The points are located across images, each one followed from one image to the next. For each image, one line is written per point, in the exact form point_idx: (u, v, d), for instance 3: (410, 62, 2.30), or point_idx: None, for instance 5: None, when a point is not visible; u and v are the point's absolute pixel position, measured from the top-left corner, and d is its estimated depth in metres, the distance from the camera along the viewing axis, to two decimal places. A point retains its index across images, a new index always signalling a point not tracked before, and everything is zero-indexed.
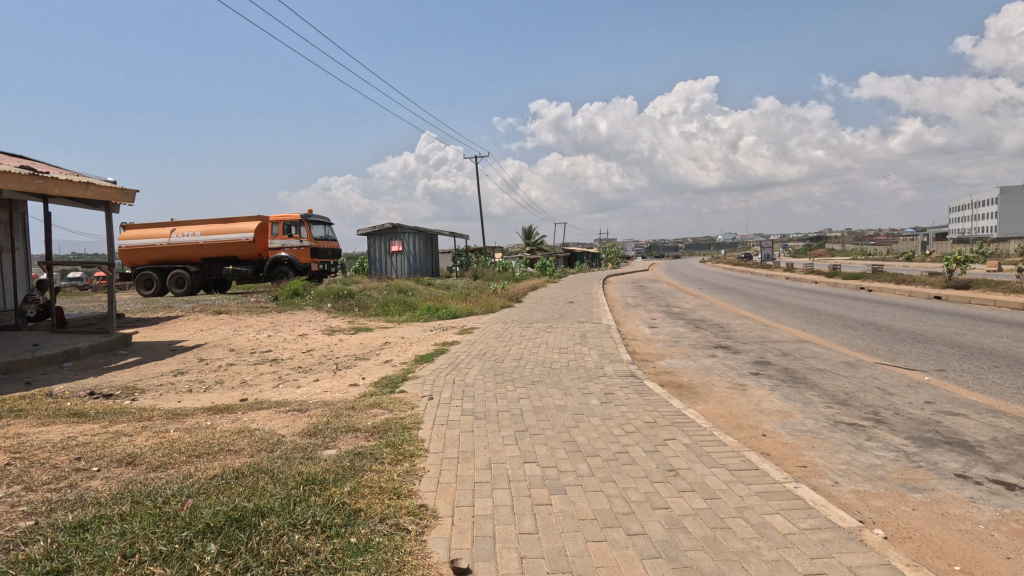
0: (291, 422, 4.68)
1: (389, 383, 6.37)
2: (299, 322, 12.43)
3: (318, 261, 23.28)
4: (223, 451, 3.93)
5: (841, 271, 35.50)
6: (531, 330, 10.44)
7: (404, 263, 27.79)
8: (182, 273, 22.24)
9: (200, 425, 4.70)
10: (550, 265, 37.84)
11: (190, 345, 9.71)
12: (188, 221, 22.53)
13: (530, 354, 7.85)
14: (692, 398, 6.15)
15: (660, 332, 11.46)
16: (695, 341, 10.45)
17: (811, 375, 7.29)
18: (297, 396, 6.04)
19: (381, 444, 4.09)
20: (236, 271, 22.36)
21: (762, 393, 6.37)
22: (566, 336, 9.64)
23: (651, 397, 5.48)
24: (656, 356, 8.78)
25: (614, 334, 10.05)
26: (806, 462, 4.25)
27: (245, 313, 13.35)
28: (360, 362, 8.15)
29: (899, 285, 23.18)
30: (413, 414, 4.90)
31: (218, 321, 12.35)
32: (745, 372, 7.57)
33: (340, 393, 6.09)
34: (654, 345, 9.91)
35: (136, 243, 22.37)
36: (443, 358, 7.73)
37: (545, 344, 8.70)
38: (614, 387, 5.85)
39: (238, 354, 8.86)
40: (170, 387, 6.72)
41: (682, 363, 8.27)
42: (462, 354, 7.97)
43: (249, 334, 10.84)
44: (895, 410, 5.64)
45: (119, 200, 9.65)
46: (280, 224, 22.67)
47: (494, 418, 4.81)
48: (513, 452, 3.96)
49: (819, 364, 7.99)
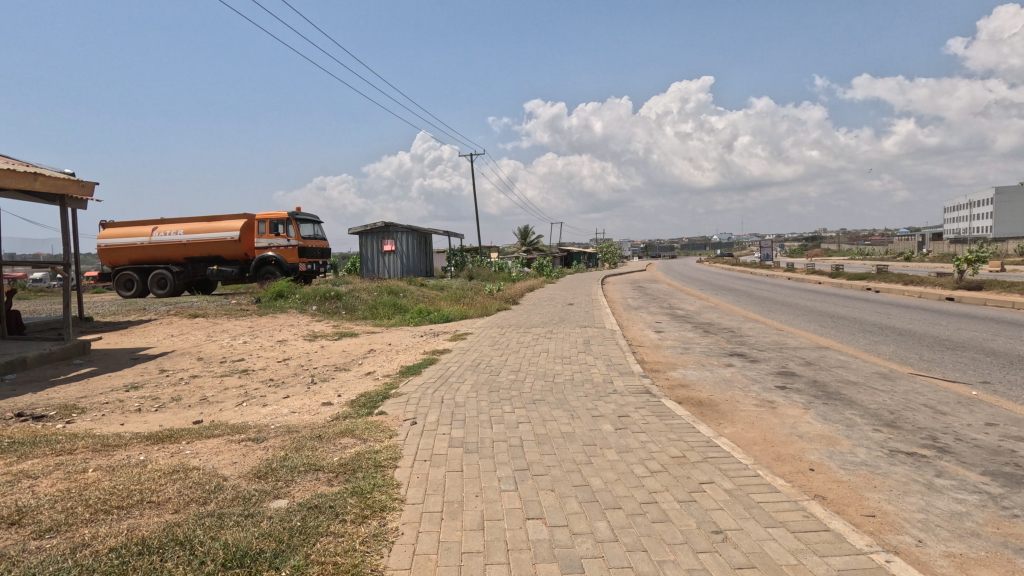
0: (240, 458, 3.82)
1: (368, 402, 5.52)
2: (279, 327, 11.55)
3: (307, 261, 22.38)
4: (142, 504, 3.07)
5: (845, 272, 34.65)
6: (530, 336, 9.59)
7: (397, 263, 26.90)
8: (164, 273, 21.32)
9: (128, 462, 3.83)
10: (547, 266, 37.00)
11: (155, 353, 8.84)
12: (171, 219, 21.59)
13: (529, 365, 6.99)
14: (717, 420, 5.33)
15: (668, 338, 10.63)
16: (706, 348, 9.63)
17: (845, 390, 6.48)
18: (260, 418, 5.19)
19: (346, 493, 3.23)
20: (220, 271, 21.42)
21: (796, 413, 5.57)
22: (567, 343, 8.79)
23: (673, 422, 4.66)
24: (667, 366, 7.96)
25: (620, 341, 9.22)
26: (873, 510, 3.44)
27: (222, 317, 12.44)
28: (340, 374, 7.31)
29: (907, 287, 22.42)
30: (390, 446, 4.06)
31: (191, 325, 11.45)
32: (770, 386, 6.77)
33: (310, 415, 5.24)
34: (663, 352, 9.08)
35: (116, 242, 21.40)
36: (432, 370, 6.90)
37: (546, 353, 7.86)
38: (628, 408, 5.04)
39: (204, 364, 7.99)
40: (117, 406, 5.85)
41: (698, 374, 7.47)
42: (453, 365, 7.13)
43: (224, 340, 9.97)
44: (956, 435, 4.84)
45: (76, 193, 8.78)
46: (267, 222, 21.74)
47: (489, 452, 3.97)
48: (513, 504, 3.13)
49: (850, 376, 7.19)
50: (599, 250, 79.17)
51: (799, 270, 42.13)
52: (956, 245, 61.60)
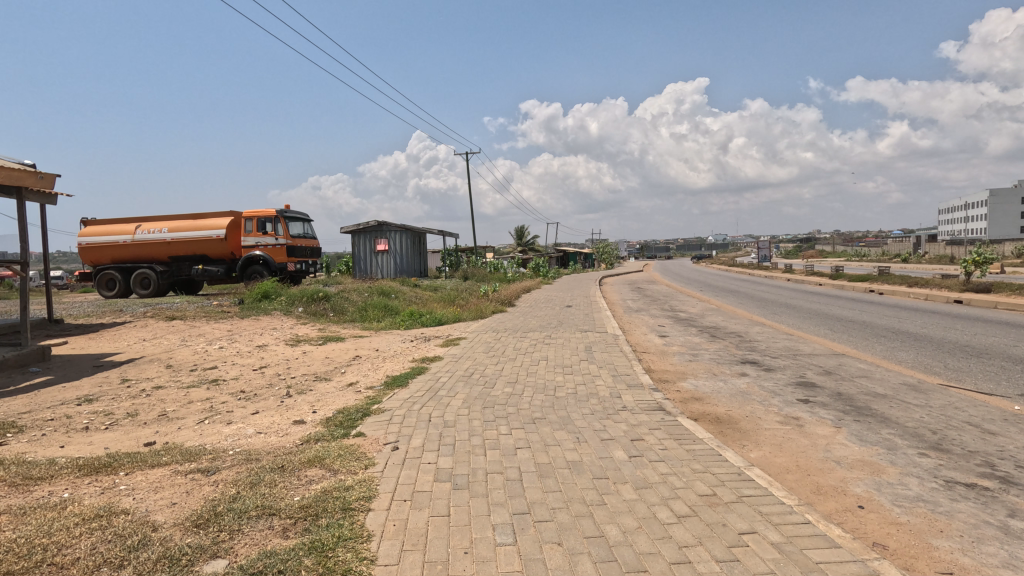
0: (180, 498, 3.17)
1: (344, 420, 4.87)
2: (261, 331, 10.87)
3: (295, 261, 21.66)
4: (38, 569, 2.42)
5: (846, 273, 34.04)
6: (527, 342, 8.93)
7: (391, 263, 26.20)
8: (148, 272, 20.55)
9: (45, 502, 3.16)
10: (543, 265, 36.33)
11: (120, 360, 8.15)
12: (155, 217, 20.88)
13: (526, 376, 6.35)
14: (741, 442, 4.70)
15: (673, 344, 10.00)
16: (715, 355, 9.00)
17: (876, 405, 5.87)
18: (220, 440, 4.54)
19: (302, 549, 2.59)
20: (206, 270, 20.70)
21: (827, 433, 4.96)
22: (568, 349, 8.15)
23: (695, 447, 4.02)
24: (677, 375, 7.33)
25: (624, 347, 8.57)
26: (949, 566, 2.82)
27: (200, 320, 11.74)
28: (319, 385, 6.64)
29: (913, 289, 21.87)
30: (364, 481, 3.42)
31: (166, 328, 10.75)
32: (792, 399, 6.16)
33: (277, 435, 4.59)
34: (671, 360, 8.45)
35: (98, 240, 20.65)
36: (420, 380, 6.26)
37: (545, 362, 7.22)
38: (641, 429, 4.41)
39: (172, 373, 7.31)
40: (61, 423, 5.17)
41: (711, 385, 6.85)
42: (443, 376, 6.47)
43: (198, 345, 9.29)
44: (1016, 461, 4.23)
45: (34, 186, 8.08)
46: (254, 220, 21.01)
47: (481, 489, 3.33)
48: (511, 567, 2.49)
49: (878, 388, 6.58)
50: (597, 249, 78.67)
51: (798, 271, 41.66)
52: (953, 245, 61.36)
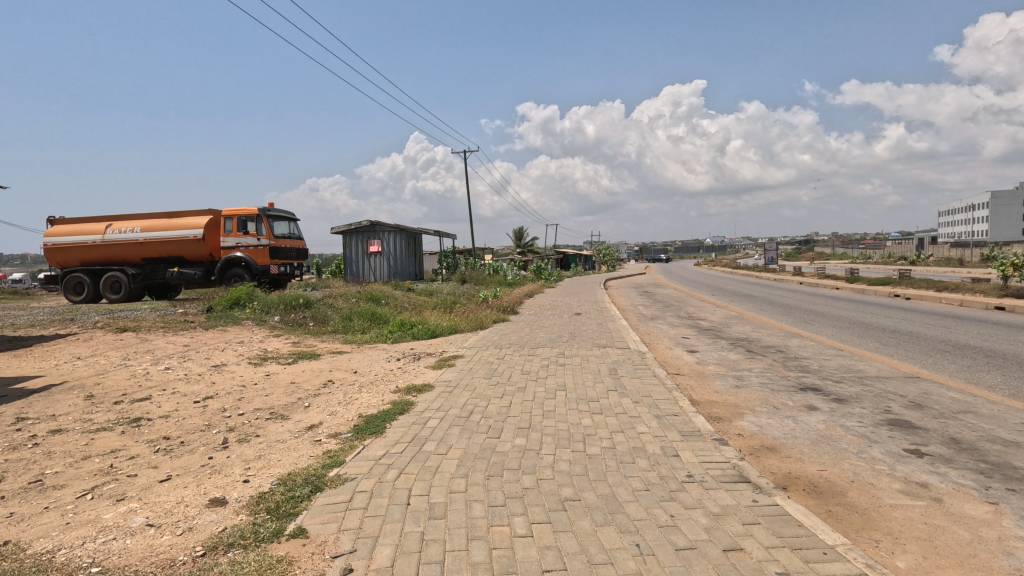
0: None
1: (281, 504, 3.26)
2: (222, 346, 9.26)
3: (279, 263, 20.04)
4: None
5: (862, 276, 32.45)
6: (536, 363, 7.35)
7: (384, 265, 24.61)
8: (118, 275, 18.95)
9: None
10: (545, 268, 34.79)
11: (35, 387, 6.56)
12: (127, 215, 19.27)
13: (542, 418, 4.79)
14: (873, 539, 3.15)
15: (709, 363, 8.45)
16: (764, 378, 7.44)
17: (1020, 462, 4.32)
18: (82, 543, 2.93)
19: None
20: (182, 273, 19.12)
21: (989, 519, 3.39)
22: (589, 374, 6.58)
23: (836, 572, 2.47)
24: (730, 412, 5.76)
25: (656, 370, 7.00)
26: None
27: (156, 332, 10.13)
28: (271, 428, 5.06)
29: (944, 294, 20.34)
30: None
31: (111, 343, 9.14)
32: (898, 450, 4.60)
33: (172, 530, 3.01)
34: (713, 387, 6.89)
35: (65, 240, 19.05)
36: (401, 425, 4.69)
37: (563, 395, 5.63)
38: (735, 530, 2.85)
39: (89, 407, 5.74)
40: None
41: (778, 426, 5.30)
42: (432, 416, 4.89)
43: (140, 366, 7.69)
44: None
45: None
46: (234, 219, 19.37)
47: None
48: None
49: (1000, 432, 5.03)
50: (598, 252, 77.21)
51: (807, 273, 40.06)
52: (962, 247, 59.93)
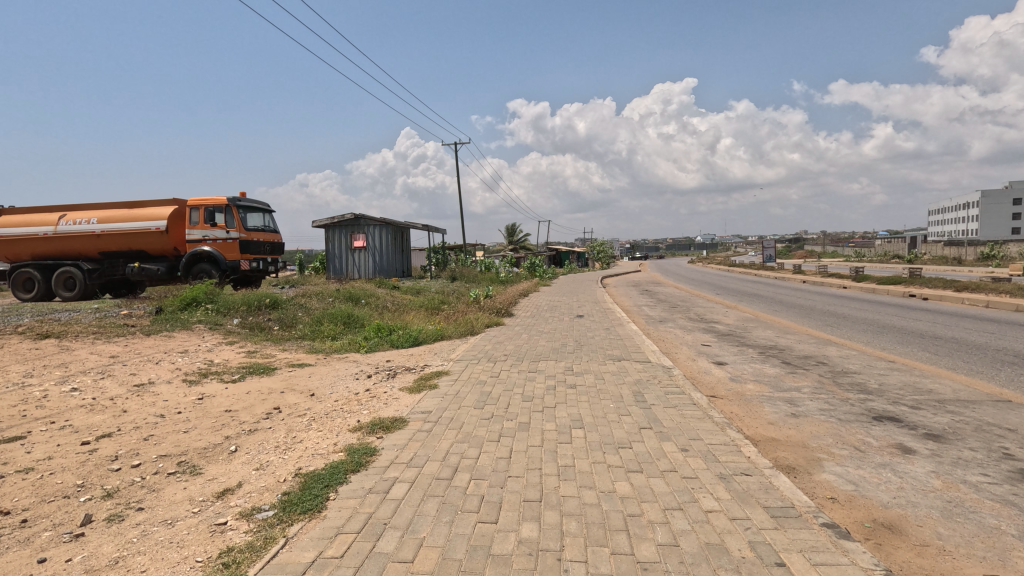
0: None
1: None
2: (159, 357, 7.68)
3: (250, 258, 18.46)
4: None
5: (869, 275, 30.97)
6: (541, 383, 5.85)
7: (368, 261, 23.04)
8: (72, 271, 17.13)
9: None
10: (539, 265, 33.28)
11: None
12: (84, 205, 17.56)
13: (558, 483, 3.29)
14: None
15: (746, 380, 6.98)
16: (823, 403, 5.96)
17: None
18: None
19: None
20: (144, 269, 17.40)
21: None
22: (610, 402, 5.09)
23: None
24: (804, 458, 4.29)
25: (693, 394, 5.54)
26: None
27: (83, 340, 8.51)
28: (168, 492, 3.51)
29: (965, 294, 19.05)
30: None
31: (21, 353, 7.53)
32: None
33: None
34: (767, 416, 5.41)
35: (13, 231, 17.15)
36: (353, 497, 3.15)
37: (581, 437, 4.13)
38: None
39: None
40: None
41: (878, 484, 3.83)
42: (399, 479, 3.36)
43: (39, 386, 6.09)
44: None
45: None
46: (201, 210, 17.67)
47: None
48: None
49: None
50: (591, 249, 75.73)
51: (809, 271, 38.77)
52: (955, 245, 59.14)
